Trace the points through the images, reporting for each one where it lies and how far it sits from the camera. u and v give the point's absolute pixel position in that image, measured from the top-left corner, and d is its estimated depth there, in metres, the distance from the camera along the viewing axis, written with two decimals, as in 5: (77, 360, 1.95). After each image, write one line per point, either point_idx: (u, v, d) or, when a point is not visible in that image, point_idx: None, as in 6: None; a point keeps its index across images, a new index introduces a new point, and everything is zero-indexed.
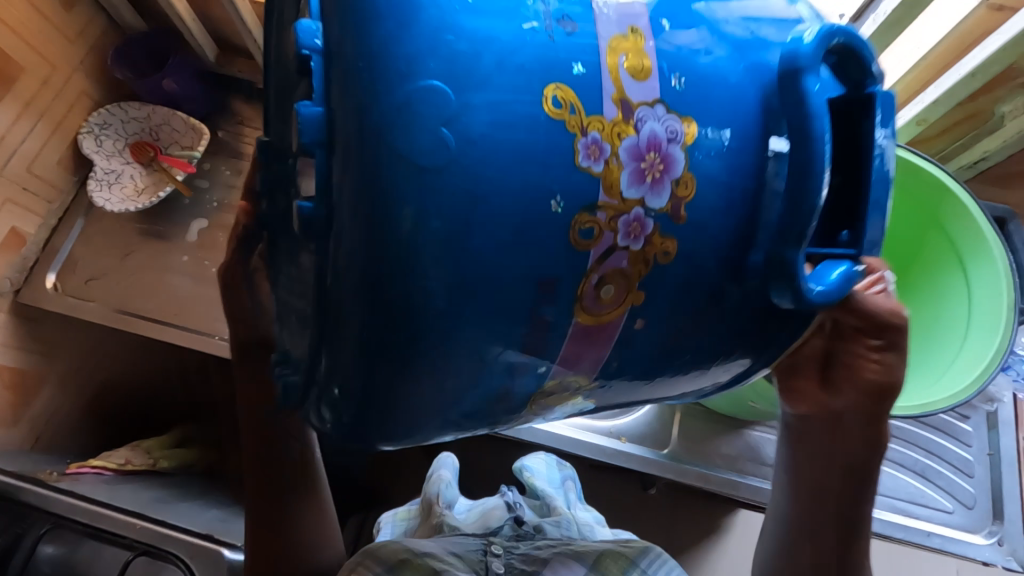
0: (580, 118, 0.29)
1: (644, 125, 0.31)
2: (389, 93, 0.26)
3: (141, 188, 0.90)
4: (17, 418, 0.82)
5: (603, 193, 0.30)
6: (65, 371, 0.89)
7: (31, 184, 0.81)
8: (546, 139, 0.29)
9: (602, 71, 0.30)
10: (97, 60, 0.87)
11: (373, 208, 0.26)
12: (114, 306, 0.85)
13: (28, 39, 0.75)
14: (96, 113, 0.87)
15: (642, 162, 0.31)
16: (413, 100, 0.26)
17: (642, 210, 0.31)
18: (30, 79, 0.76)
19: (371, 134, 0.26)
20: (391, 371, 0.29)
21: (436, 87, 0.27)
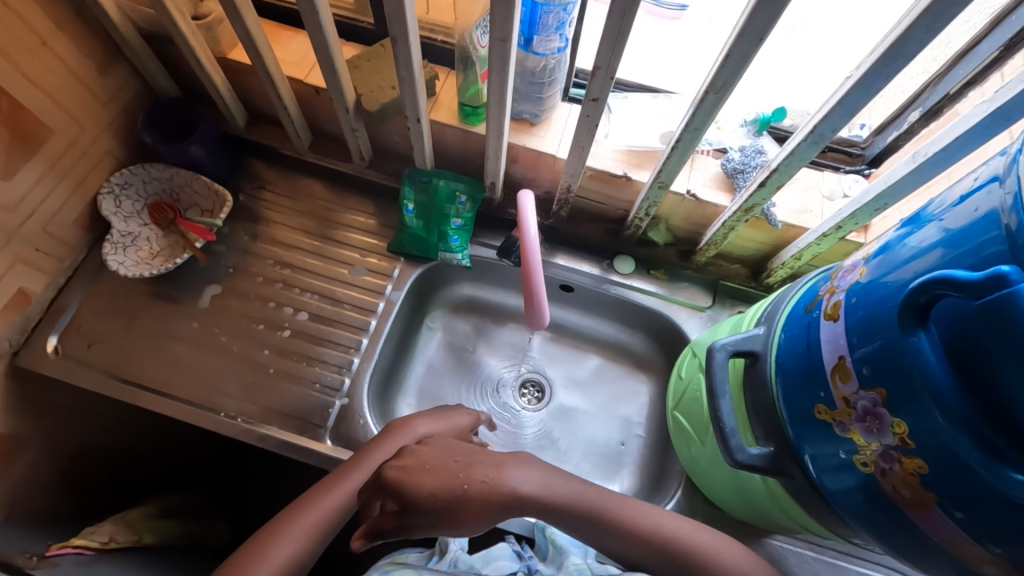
0: (829, 412, 0.44)
1: (859, 400, 0.41)
2: (767, 419, 0.54)
3: (157, 252, 0.87)
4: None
5: (860, 446, 0.42)
6: (49, 430, 0.85)
7: (44, 245, 0.80)
8: (803, 389, 0.47)
9: (834, 371, 0.43)
10: (125, 123, 0.86)
11: (779, 464, 0.52)
12: (117, 376, 0.81)
13: (60, 102, 0.75)
14: (118, 174, 0.86)
15: (867, 417, 0.40)
16: (771, 420, 0.53)
17: (879, 445, 0.40)
18: (57, 143, 0.77)
19: (782, 438, 0.52)
20: (890, 545, 0.46)
21: (783, 410, 0.51)
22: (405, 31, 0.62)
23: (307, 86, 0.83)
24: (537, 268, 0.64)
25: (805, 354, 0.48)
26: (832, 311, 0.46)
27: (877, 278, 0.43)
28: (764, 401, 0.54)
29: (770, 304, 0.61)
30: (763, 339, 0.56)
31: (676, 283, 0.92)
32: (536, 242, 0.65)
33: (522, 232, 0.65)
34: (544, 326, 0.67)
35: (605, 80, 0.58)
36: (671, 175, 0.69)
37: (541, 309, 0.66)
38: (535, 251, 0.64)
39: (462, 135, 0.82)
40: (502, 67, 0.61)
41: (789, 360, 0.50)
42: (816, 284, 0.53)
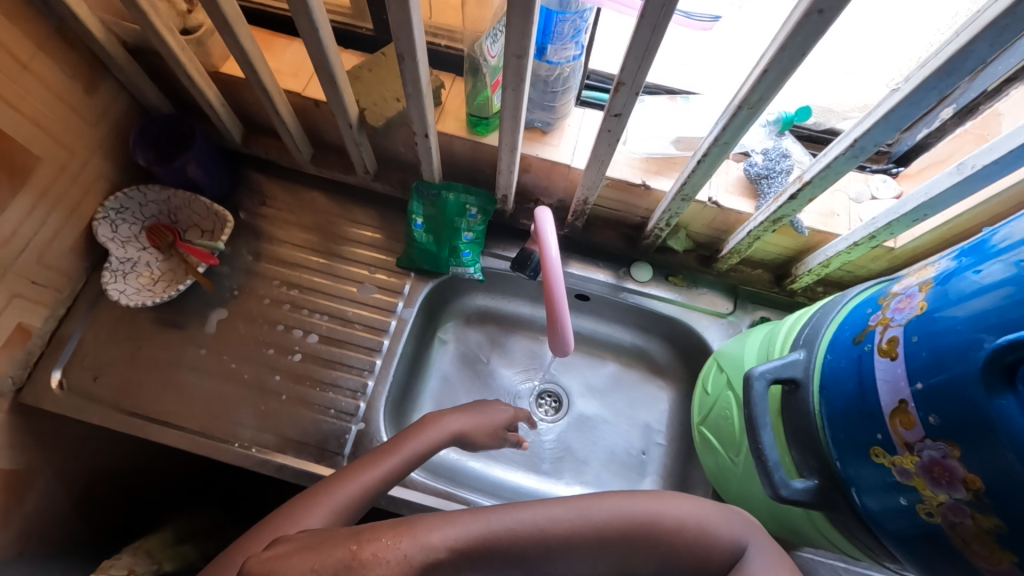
0: (889, 457, 0.43)
1: (926, 451, 0.40)
2: (810, 450, 0.52)
3: (158, 277, 0.84)
4: (8, 518, 0.77)
5: (924, 495, 0.41)
6: (62, 460, 0.84)
7: (40, 277, 0.76)
8: (856, 427, 0.46)
9: (899, 415, 0.41)
10: (116, 143, 0.82)
11: (825, 498, 0.51)
12: (126, 409, 0.79)
13: (47, 128, 0.71)
14: (112, 197, 0.82)
15: (934, 467, 0.39)
16: (816, 452, 0.51)
17: (948, 496, 0.39)
18: (46, 172, 0.72)
19: (828, 471, 0.50)
20: None
21: (830, 443, 0.49)
22: (414, 49, 0.56)
23: (306, 99, 0.78)
24: (560, 292, 0.62)
25: (856, 391, 0.46)
26: (891, 349, 0.43)
27: (935, 314, 0.41)
28: (807, 432, 0.52)
29: (806, 325, 0.58)
30: (805, 365, 0.54)
31: (695, 289, 0.90)
32: (558, 263, 0.62)
33: (543, 253, 0.62)
34: (570, 351, 0.64)
35: (631, 95, 0.54)
36: (696, 188, 0.66)
37: (567, 336, 0.64)
38: (558, 273, 0.61)
39: (471, 146, 0.78)
40: (517, 84, 0.57)
41: (836, 393, 0.48)
42: (860, 309, 0.51)
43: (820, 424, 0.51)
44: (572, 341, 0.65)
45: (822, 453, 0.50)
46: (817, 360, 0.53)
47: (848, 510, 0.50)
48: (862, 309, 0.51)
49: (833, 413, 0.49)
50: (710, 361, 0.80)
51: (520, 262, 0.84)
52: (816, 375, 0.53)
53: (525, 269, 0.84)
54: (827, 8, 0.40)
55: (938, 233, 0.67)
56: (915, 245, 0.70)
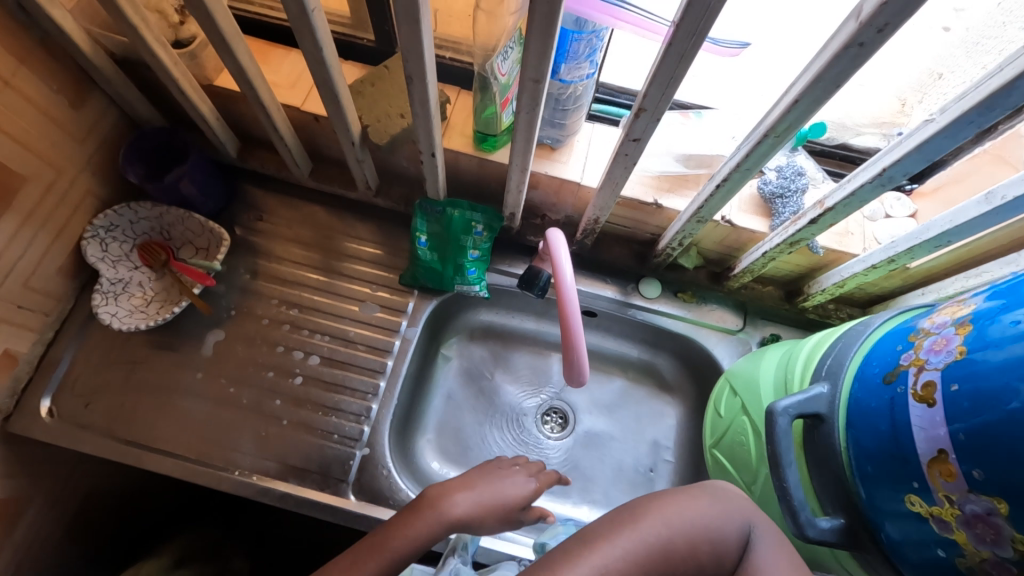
0: (929, 507, 0.42)
1: (969, 505, 0.39)
2: (835, 487, 0.51)
3: (151, 298, 0.81)
4: None
5: (965, 547, 0.40)
6: (56, 487, 0.81)
7: (26, 301, 0.73)
8: (890, 471, 0.45)
9: (944, 466, 0.40)
10: (105, 158, 0.79)
11: (852, 537, 0.50)
12: (120, 437, 0.76)
13: (31, 146, 0.67)
14: (101, 215, 0.79)
15: (977, 522, 0.39)
16: (843, 491, 0.50)
17: (992, 552, 0.38)
18: (31, 192, 0.69)
19: (855, 510, 0.49)
20: None
21: (859, 482, 0.48)
22: (423, 70, 0.54)
23: (304, 113, 0.75)
24: (576, 321, 0.60)
25: (890, 434, 0.45)
26: (927, 395, 0.42)
27: (974, 359, 0.40)
28: (832, 469, 0.51)
29: (828, 354, 0.57)
30: (830, 399, 0.52)
31: (704, 305, 0.88)
32: (574, 291, 0.60)
33: (558, 281, 0.60)
34: (585, 381, 0.62)
35: (651, 121, 0.52)
36: (714, 211, 0.64)
37: (583, 365, 0.62)
38: (574, 301, 0.59)
39: (478, 162, 0.76)
40: (532, 108, 0.55)
41: (866, 432, 0.47)
42: (889, 344, 0.50)
43: (846, 461, 0.50)
44: (587, 370, 0.63)
45: (849, 492, 0.49)
46: (842, 395, 0.52)
47: (878, 550, 0.48)
48: (890, 344, 0.50)
49: (863, 453, 0.47)
50: (721, 382, 0.78)
51: (528, 281, 0.82)
52: (843, 411, 0.51)
53: (534, 288, 0.82)
54: (868, 41, 0.38)
55: (956, 254, 0.66)
56: (932, 266, 0.69)
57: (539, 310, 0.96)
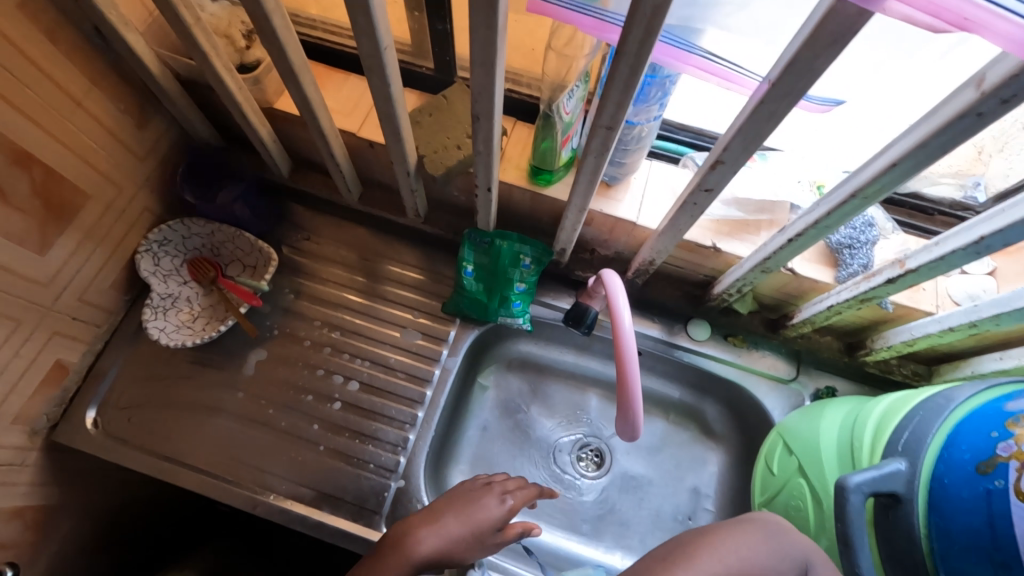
0: None
1: None
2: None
3: (198, 314, 0.81)
4: (36, 554, 0.76)
5: None
6: (91, 493, 0.83)
7: (80, 313, 0.74)
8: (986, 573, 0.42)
9: None
10: (163, 175, 0.80)
11: None
12: (159, 453, 0.76)
13: (96, 164, 0.68)
14: (156, 230, 0.79)
15: None
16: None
17: None
18: (93, 209, 0.70)
19: None
20: None
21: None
22: (491, 112, 0.53)
23: (360, 139, 0.75)
24: (633, 367, 0.57)
25: (988, 533, 0.42)
26: None
27: None
28: (907, 556, 0.47)
29: (901, 424, 0.53)
30: (908, 479, 0.49)
31: (756, 352, 0.85)
32: (632, 338, 0.58)
33: (614, 325, 0.58)
34: (637, 436, 0.59)
35: (726, 173, 0.50)
36: (781, 263, 0.61)
37: (638, 418, 0.59)
38: (631, 350, 0.57)
39: (531, 196, 0.74)
40: (600, 153, 0.53)
41: (957, 526, 0.44)
42: (981, 428, 0.46)
43: (928, 549, 0.46)
44: (639, 425, 0.59)
45: None
46: (922, 475, 0.48)
47: None
48: (983, 428, 0.46)
49: (948, 547, 0.44)
50: (773, 436, 0.75)
51: (575, 318, 0.80)
52: (924, 493, 0.47)
53: (581, 325, 0.80)
54: (988, 112, 0.35)
55: None
56: (1016, 330, 0.65)
57: (579, 344, 0.94)
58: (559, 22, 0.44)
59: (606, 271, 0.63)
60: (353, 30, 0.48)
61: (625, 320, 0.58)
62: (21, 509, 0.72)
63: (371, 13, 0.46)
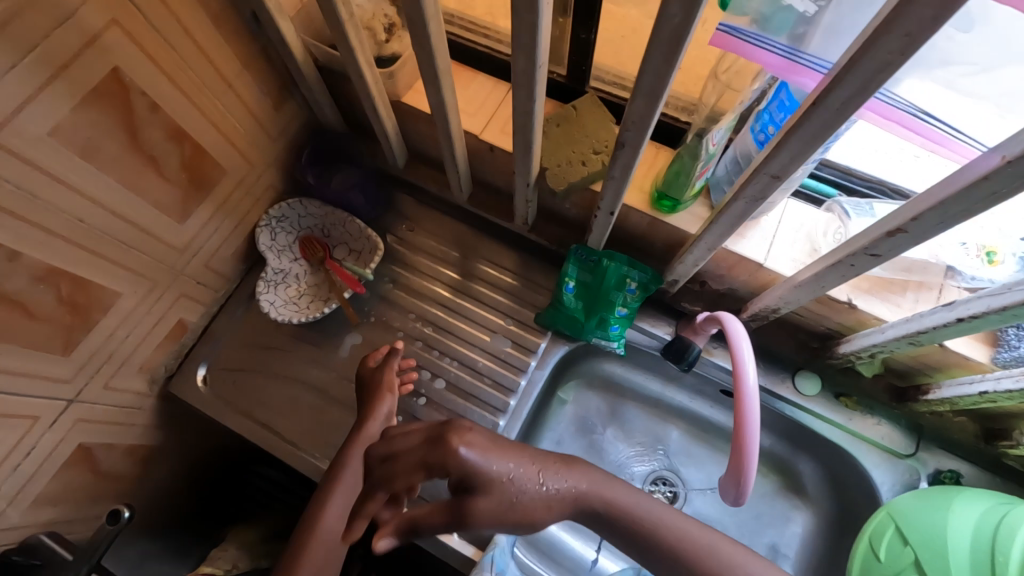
0: None
1: None
2: None
3: (304, 291, 0.85)
4: (140, 485, 0.84)
5: None
6: (188, 436, 0.90)
7: (204, 278, 0.79)
8: None
9: None
10: (289, 154, 0.83)
11: None
12: (256, 417, 0.81)
13: (235, 143, 0.72)
14: (277, 206, 0.83)
15: None
16: None
17: None
18: (227, 184, 0.74)
19: None
20: None
21: None
22: (639, 142, 0.49)
23: (481, 142, 0.74)
24: (752, 426, 0.53)
25: None
26: None
27: None
28: None
29: None
30: None
31: (870, 417, 0.77)
32: (755, 396, 0.54)
33: (737, 379, 0.54)
34: (743, 503, 0.55)
35: (904, 243, 0.44)
36: (937, 339, 0.55)
37: (747, 483, 0.55)
38: (755, 408, 0.53)
39: (649, 221, 0.70)
40: (754, 199, 0.48)
41: None
42: None
43: None
44: (747, 493, 0.56)
45: None
46: None
47: None
48: None
49: None
50: (881, 516, 0.68)
51: (676, 352, 0.76)
52: None
53: (681, 361, 0.76)
54: None
55: None
56: None
57: (669, 375, 0.90)
58: (742, 57, 0.40)
59: (729, 317, 0.60)
60: (511, 44, 0.46)
61: (749, 373, 0.54)
62: (134, 445, 0.80)
63: (536, 33, 0.44)
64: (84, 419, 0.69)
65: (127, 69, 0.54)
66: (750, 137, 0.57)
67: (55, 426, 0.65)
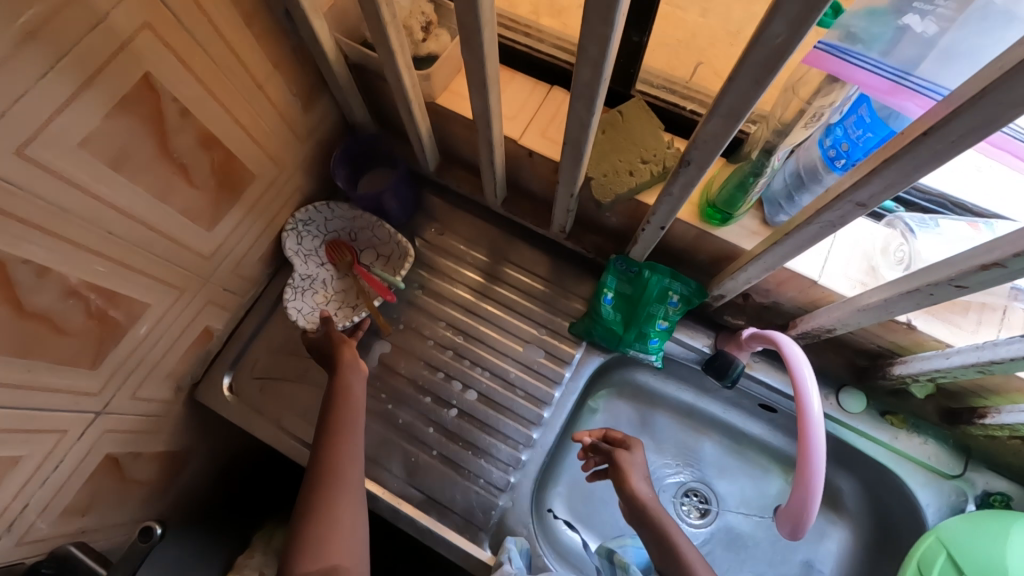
0: None
1: None
2: None
3: (332, 298, 0.82)
4: (166, 490, 0.82)
5: None
6: (213, 440, 0.89)
7: (231, 285, 0.77)
8: None
9: None
10: (316, 156, 0.80)
11: None
12: (285, 426, 0.79)
13: (264, 145, 0.68)
14: (303, 210, 0.80)
15: None
16: None
17: None
18: (255, 188, 0.71)
19: None
20: None
21: None
22: (707, 161, 0.46)
23: (520, 147, 0.71)
24: (816, 456, 0.52)
25: None
26: None
27: None
28: None
29: None
30: None
31: (916, 437, 0.75)
32: (819, 425, 0.53)
33: (800, 408, 0.53)
34: (805, 536, 0.55)
35: (998, 277, 0.41)
36: (1010, 369, 0.53)
37: (810, 515, 0.54)
38: (819, 439, 0.52)
39: (696, 234, 0.67)
40: (830, 224, 0.45)
41: None
42: None
43: None
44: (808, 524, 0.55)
45: None
46: None
47: None
48: None
49: None
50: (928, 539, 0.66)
51: (719, 368, 0.73)
52: None
53: (723, 376, 0.73)
54: None
55: None
56: None
57: (704, 386, 0.88)
58: (837, 77, 0.38)
59: (782, 337, 0.59)
60: (577, 55, 0.43)
61: (811, 401, 0.53)
62: (160, 453, 0.78)
63: (608, 44, 0.40)
64: (113, 430, 0.68)
65: (157, 74, 0.51)
66: (816, 150, 0.53)
67: (84, 438, 0.64)
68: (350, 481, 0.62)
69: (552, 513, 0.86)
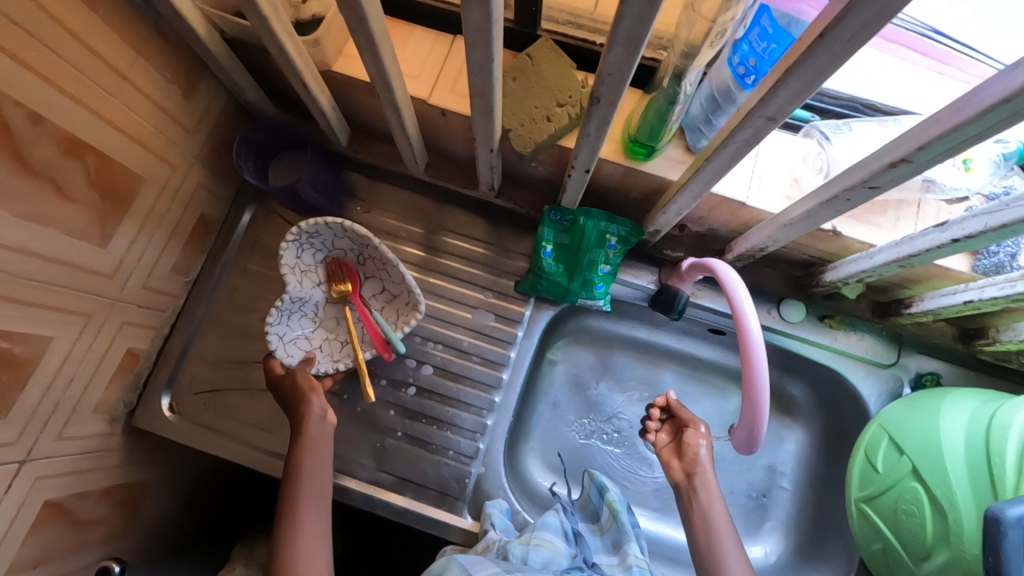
0: None
1: None
2: None
3: (321, 320, 0.75)
4: (129, 526, 0.78)
5: None
6: (169, 466, 0.84)
7: (146, 301, 0.71)
8: None
9: None
10: (213, 147, 0.73)
11: None
12: (239, 437, 0.76)
13: (147, 143, 0.62)
14: (311, 224, 0.66)
15: None
16: None
17: None
18: (148, 192, 0.64)
19: None
20: None
21: None
22: (616, 95, 0.44)
23: (431, 107, 0.66)
24: (759, 369, 0.54)
25: None
26: None
27: None
28: None
29: None
30: None
31: (853, 334, 0.79)
32: (759, 342, 0.54)
33: (739, 327, 0.54)
34: (758, 448, 0.57)
35: (907, 172, 0.42)
36: (928, 260, 0.55)
37: (762, 426, 0.56)
38: (759, 353, 0.54)
39: (623, 172, 0.66)
40: (745, 143, 0.45)
41: None
42: None
43: None
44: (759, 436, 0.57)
45: None
46: None
47: None
48: None
49: None
50: (873, 427, 0.71)
51: (665, 302, 0.74)
52: None
53: (670, 309, 0.74)
54: None
55: None
56: None
57: (655, 321, 0.89)
58: None
59: (718, 262, 0.59)
60: None
61: (749, 320, 0.54)
62: (111, 490, 0.73)
63: None
64: (47, 476, 0.63)
65: None
66: (725, 68, 0.52)
67: (11, 493, 0.58)
68: (315, 481, 0.61)
69: (529, 467, 0.87)
